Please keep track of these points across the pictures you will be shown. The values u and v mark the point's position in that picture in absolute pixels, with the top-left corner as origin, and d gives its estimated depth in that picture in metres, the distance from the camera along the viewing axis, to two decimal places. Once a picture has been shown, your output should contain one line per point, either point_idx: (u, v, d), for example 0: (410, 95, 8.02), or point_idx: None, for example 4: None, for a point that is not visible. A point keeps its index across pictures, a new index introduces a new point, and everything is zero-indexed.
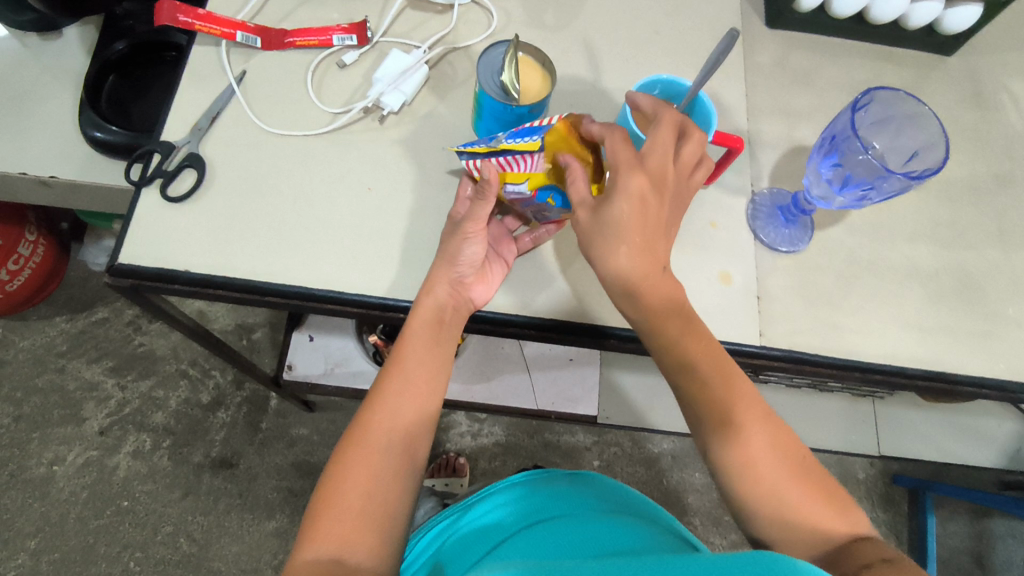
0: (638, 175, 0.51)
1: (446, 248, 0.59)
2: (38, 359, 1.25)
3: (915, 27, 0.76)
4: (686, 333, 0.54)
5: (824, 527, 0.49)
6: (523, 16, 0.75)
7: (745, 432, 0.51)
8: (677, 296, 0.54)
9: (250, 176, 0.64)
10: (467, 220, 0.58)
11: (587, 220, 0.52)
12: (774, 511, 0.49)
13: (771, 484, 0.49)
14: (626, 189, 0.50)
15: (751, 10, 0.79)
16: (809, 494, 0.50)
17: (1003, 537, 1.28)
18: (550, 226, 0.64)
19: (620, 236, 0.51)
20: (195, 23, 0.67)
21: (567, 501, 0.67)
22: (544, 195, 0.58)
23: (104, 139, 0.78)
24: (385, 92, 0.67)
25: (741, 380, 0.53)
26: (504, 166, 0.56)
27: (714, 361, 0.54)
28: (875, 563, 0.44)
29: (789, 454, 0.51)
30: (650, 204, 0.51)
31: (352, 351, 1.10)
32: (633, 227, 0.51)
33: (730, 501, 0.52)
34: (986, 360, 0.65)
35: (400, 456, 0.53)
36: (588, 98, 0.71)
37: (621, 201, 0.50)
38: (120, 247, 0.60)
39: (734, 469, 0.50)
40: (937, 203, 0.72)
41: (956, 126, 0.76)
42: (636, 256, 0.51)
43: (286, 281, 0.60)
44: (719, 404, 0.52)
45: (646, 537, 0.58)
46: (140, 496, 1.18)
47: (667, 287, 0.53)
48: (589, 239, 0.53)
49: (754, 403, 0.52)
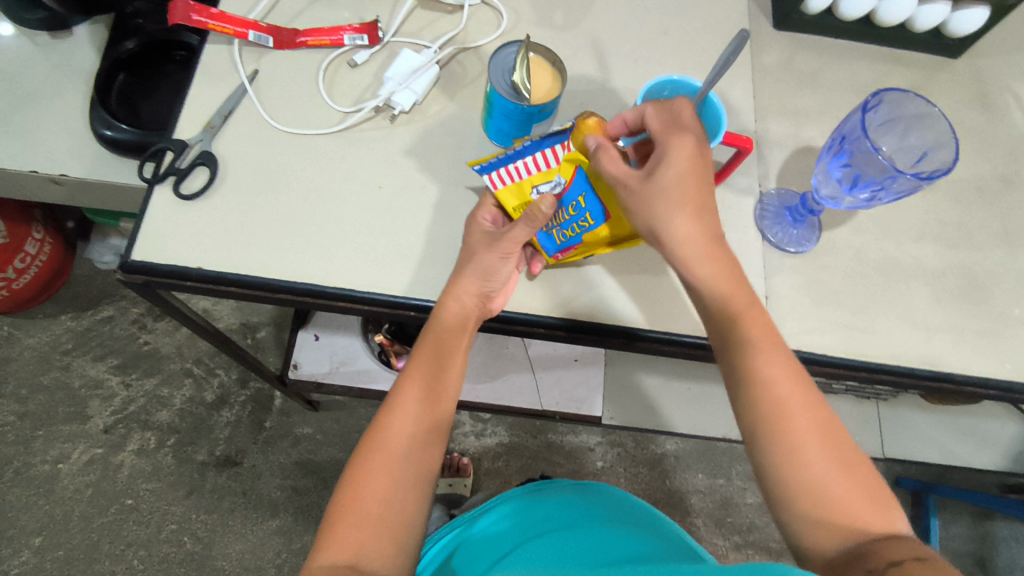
0: (682, 140, 0.54)
1: (479, 261, 0.58)
2: (43, 356, 1.25)
3: (922, 30, 0.76)
4: (734, 319, 0.54)
5: (863, 521, 0.47)
6: (533, 16, 0.75)
7: (793, 424, 0.49)
8: (730, 269, 0.55)
9: (263, 173, 0.64)
10: (506, 238, 0.57)
11: (640, 188, 0.54)
12: (808, 501, 0.47)
13: (812, 476, 0.48)
14: (674, 153, 0.54)
15: (758, 11, 0.80)
16: (854, 484, 0.48)
17: (1005, 539, 1.28)
18: (567, 253, 0.62)
19: (675, 199, 0.54)
20: (208, 22, 0.68)
21: (574, 510, 0.68)
22: (574, 194, 0.58)
23: (113, 137, 0.79)
24: (396, 91, 0.67)
25: (777, 373, 0.51)
26: (531, 167, 0.57)
27: (754, 351, 0.52)
28: (906, 560, 0.42)
29: (834, 444, 0.49)
30: (696, 165, 0.55)
31: (357, 349, 1.10)
32: (686, 190, 0.54)
33: (773, 502, 0.50)
34: (992, 360, 0.65)
35: (419, 464, 0.53)
36: (598, 98, 0.72)
37: (671, 165, 0.54)
38: (132, 244, 0.60)
39: (781, 467, 0.49)
40: (943, 203, 0.72)
41: (962, 127, 0.76)
42: (696, 224, 0.55)
43: (297, 278, 0.60)
44: (763, 396, 0.51)
45: (654, 548, 0.59)
46: (144, 494, 1.18)
47: (719, 260, 0.55)
48: (646, 209, 0.54)
49: (799, 398, 0.51)
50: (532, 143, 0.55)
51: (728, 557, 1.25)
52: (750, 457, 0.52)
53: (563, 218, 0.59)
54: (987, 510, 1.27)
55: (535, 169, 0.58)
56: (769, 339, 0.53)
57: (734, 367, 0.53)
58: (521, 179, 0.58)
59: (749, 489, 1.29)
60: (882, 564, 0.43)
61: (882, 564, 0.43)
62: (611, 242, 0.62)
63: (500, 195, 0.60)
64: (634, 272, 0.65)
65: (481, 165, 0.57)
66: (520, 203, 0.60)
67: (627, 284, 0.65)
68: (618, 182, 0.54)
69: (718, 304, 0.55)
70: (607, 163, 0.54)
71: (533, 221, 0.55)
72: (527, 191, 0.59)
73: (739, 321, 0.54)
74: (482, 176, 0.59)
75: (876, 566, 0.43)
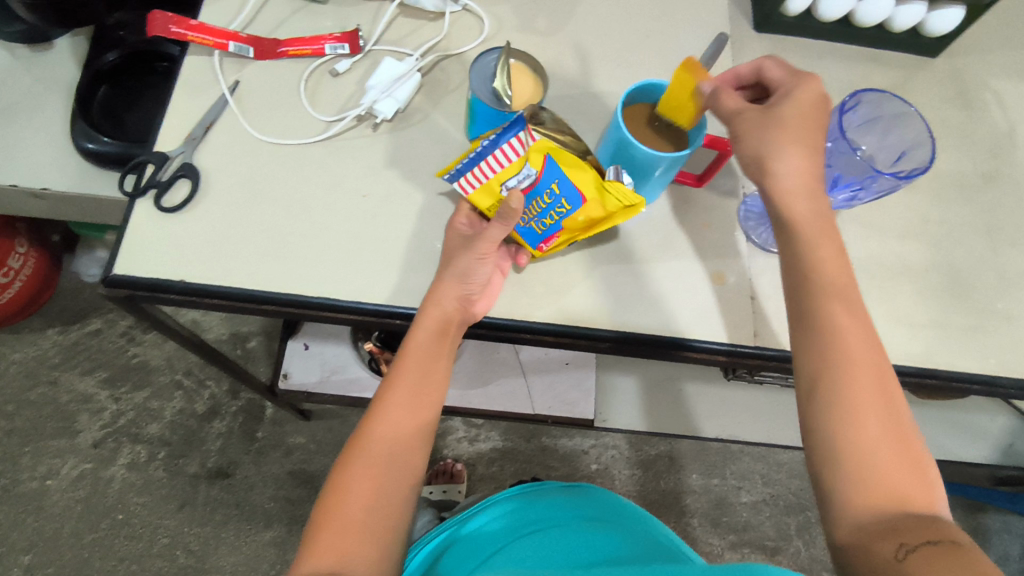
0: (810, 83, 0.55)
1: (457, 265, 0.57)
2: (31, 371, 1.24)
3: (901, 30, 0.77)
4: (816, 295, 0.52)
5: (909, 492, 0.46)
6: (515, 22, 0.75)
7: (859, 409, 0.48)
8: (825, 216, 0.53)
9: (246, 184, 0.64)
10: (481, 240, 0.56)
11: (756, 117, 0.55)
12: (855, 468, 0.47)
13: (865, 440, 0.47)
14: (803, 91, 0.55)
15: (739, 13, 0.81)
16: (908, 468, 0.46)
17: (997, 531, 1.30)
18: (551, 242, 0.61)
19: (791, 131, 0.53)
20: (187, 34, 0.68)
21: (558, 516, 0.67)
22: (545, 183, 0.55)
23: (96, 150, 0.79)
24: (379, 99, 0.67)
25: (849, 333, 0.50)
26: (495, 165, 0.55)
27: (830, 324, 0.51)
28: (942, 541, 0.42)
29: (892, 411, 0.48)
30: (819, 108, 0.55)
31: (348, 358, 1.10)
32: (807, 123, 0.54)
33: (813, 468, 0.49)
34: (977, 355, 0.66)
35: (402, 471, 0.53)
36: (582, 102, 0.72)
37: (792, 99, 0.55)
38: (115, 259, 0.60)
39: (830, 432, 0.48)
40: (925, 200, 0.73)
41: (942, 124, 0.77)
42: (807, 159, 0.53)
43: (280, 289, 0.60)
44: (828, 357, 0.50)
45: (638, 558, 0.59)
46: (136, 508, 1.17)
47: (817, 204, 0.53)
48: (761, 136, 0.54)
49: (861, 365, 0.49)
50: (489, 142, 0.54)
51: (724, 556, 1.25)
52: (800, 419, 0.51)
53: (539, 209, 0.57)
54: (979, 502, 1.28)
55: (501, 166, 0.55)
56: (845, 298, 0.52)
57: (805, 349, 0.51)
58: (491, 176, 0.56)
59: (743, 489, 1.29)
60: (915, 540, 0.43)
61: (915, 540, 0.43)
62: (594, 222, 0.59)
63: (473, 198, 0.59)
64: (621, 274, 0.65)
65: (449, 173, 0.57)
66: (493, 202, 0.58)
67: (611, 285, 0.64)
68: (735, 114, 0.55)
69: (798, 268, 0.53)
70: (723, 99, 0.56)
71: (507, 220, 0.54)
72: (496, 189, 0.57)
73: (819, 297, 0.52)
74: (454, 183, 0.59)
75: (908, 542, 0.43)
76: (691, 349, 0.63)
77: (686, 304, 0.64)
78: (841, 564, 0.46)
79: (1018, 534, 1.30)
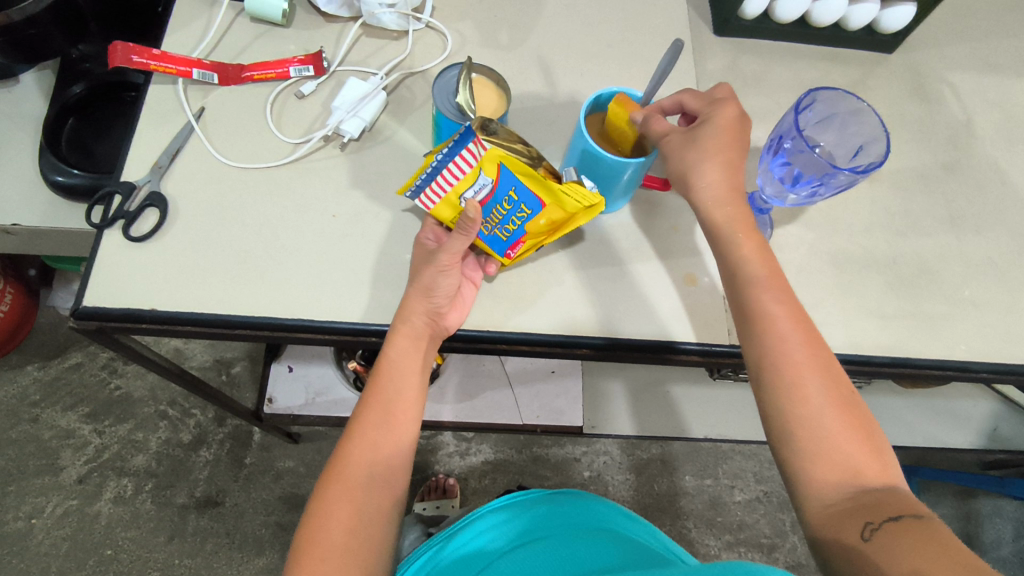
0: (728, 106, 0.59)
1: (421, 279, 0.57)
2: (11, 410, 1.22)
3: (855, 28, 0.79)
4: (752, 297, 0.55)
5: (869, 476, 0.47)
6: (477, 37, 0.76)
7: (809, 402, 0.50)
8: (744, 220, 0.57)
9: (215, 210, 0.64)
10: (442, 252, 0.56)
11: (681, 140, 0.58)
12: (816, 460, 0.48)
13: (822, 432, 0.49)
14: (723, 113, 0.58)
15: (698, 19, 0.82)
16: (863, 449, 0.48)
17: (989, 515, 1.31)
18: (518, 248, 0.60)
19: (708, 150, 0.57)
20: (150, 63, 0.67)
21: (546, 526, 0.67)
22: (503, 190, 0.56)
23: (65, 183, 0.78)
24: (344, 120, 0.68)
25: (790, 332, 0.53)
26: (452, 178, 0.56)
27: (772, 323, 0.53)
28: (903, 516, 0.43)
29: (842, 399, 0.50)
30: (738, 127, 0.59)
31: (332, 378, 1.09)
32: (723, 141, 0.57)
33: (782, 466, 0.51)
34: (948, 342, 0.66)
35: (381, 486, 0.54)
36: (548, 113, 0.73)
37: (712, 122, 0.58)
38: (83, 292, 0.59)
39: (791, 427, 0.50)
40: (888, 193, 0.74)
41: (901, 118, 0.79)
42: (723, 173, 0.57)
43: (253, 313, 0.60)
44: (776, 356, 0.52)
45: (627, 565, 0.58)
46: (123, 543, 1.15)
47: (736, 208, 0.57)
48: (682, 155, 0.57)
49: (805, 360, 0.51)
50: (443, 155, 0.54)
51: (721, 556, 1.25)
52: (762, 419, 0.53)
53: (500, 216, 0.58)
54: (971, 488, 1.29)
55: (457, 179, 0.56)
56: (781, 297, 0.54)
57: (753, 353, 0.53)
58: (449, 189, 0.57)
59: (736, 487, 1.29)
60: (879, 518, 0.44)
61: (879, 519, 0.44)
62: (557, 224, 0.59)
63: (436, 212, 0.59)
64: (593, 278, 0.66)
65: (409, 189, 0.58)
66: (454, 213, 0.59)
67: (585, 291, 0.65)
68: (661, 136, 0.58)
69: (744, 265, 0.56)
70: (650, 121, 0.58)
71: (467, 230, 0.54)
72: (455, 201, 0.58)
73: (755, 300, 0.54)
74: (415, 200, 0.59)
75: (872, 521, 0.44)
76: (668, 351, 0.63)
77: (659, 306, 0.65)
78: (820, 556, 0.47)
79: (1010, 517, 1.31)
